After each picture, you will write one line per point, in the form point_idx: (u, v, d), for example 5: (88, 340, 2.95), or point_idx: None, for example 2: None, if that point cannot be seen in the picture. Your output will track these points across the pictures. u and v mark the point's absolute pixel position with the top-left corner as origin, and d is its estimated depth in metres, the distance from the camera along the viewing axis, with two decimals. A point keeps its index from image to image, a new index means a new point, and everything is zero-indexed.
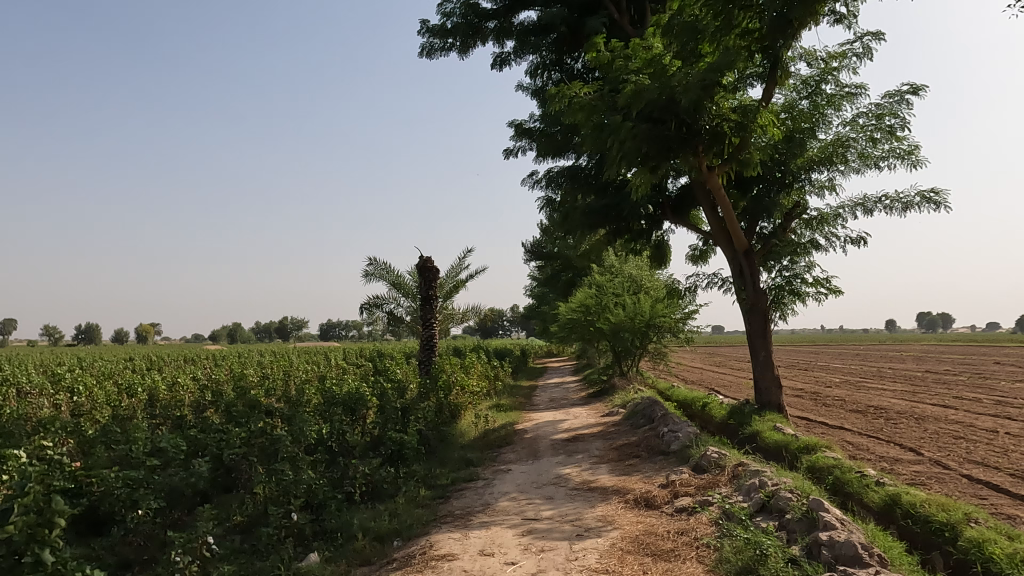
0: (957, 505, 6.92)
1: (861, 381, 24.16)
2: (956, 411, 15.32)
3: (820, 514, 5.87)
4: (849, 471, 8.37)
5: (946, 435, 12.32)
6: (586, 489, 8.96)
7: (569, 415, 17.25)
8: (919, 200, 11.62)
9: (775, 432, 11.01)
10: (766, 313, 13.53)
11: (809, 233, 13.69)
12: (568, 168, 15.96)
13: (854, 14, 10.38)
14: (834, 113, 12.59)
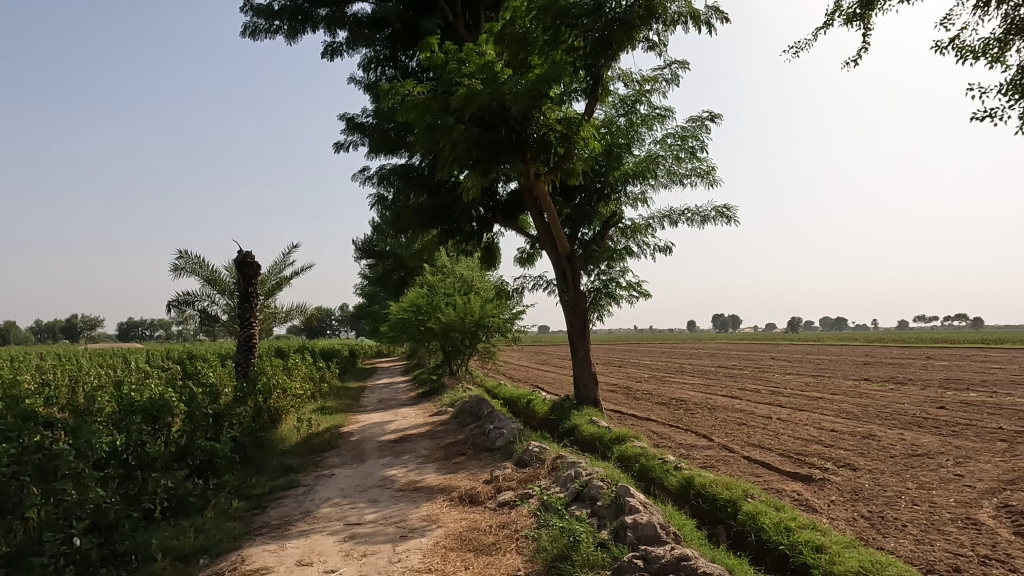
0: (738, 483, 7.89)
1: (666, 376, 26.69)
2: (740, 401, 17.52)
3: (626, 499, 6.38)
4: (652, 458, 9.22)
5: (732, 422, 14.02)
6: (411, 489, 8.93)
7: (397, 416, 17.06)
8: (715, 215, 13.09)
9: (591, 425, 11.79)
10: (585, 314, 14.46)
11: (624, 241, 14.83)
12: (400, 166, 15.77)
13: (664, 43, 11.42)
14: (647, 131, 13.78)
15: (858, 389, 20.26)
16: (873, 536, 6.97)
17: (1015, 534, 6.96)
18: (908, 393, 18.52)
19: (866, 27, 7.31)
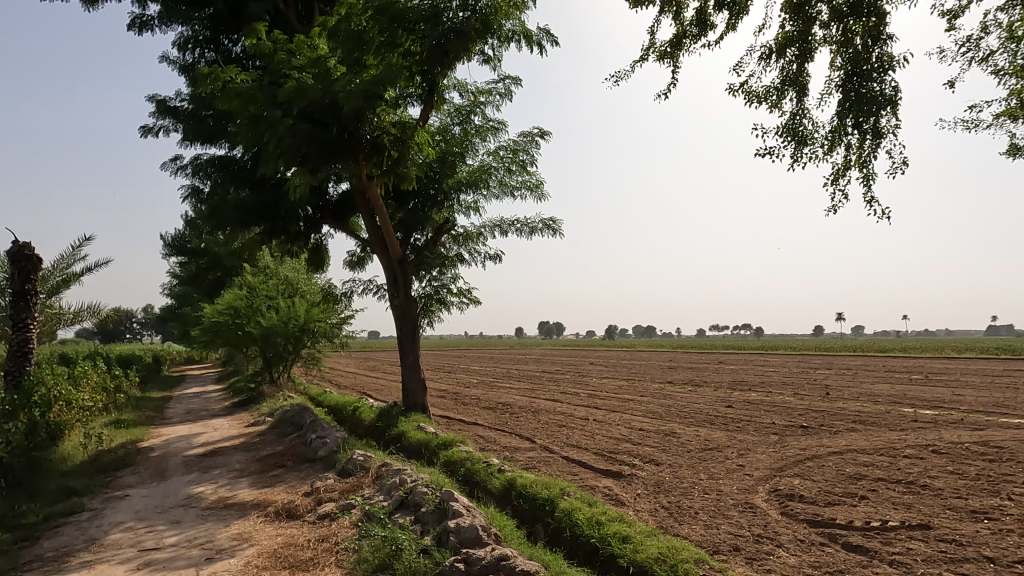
0: (556, 482, 8.32)
1: (494, 381, 27.41)
2: (561, 404, 18.50)
3: (450, 504, 6.45)
4: (477, 462, 9.40)
5: (553, 424, 14.75)
6: (221, 507, 8.26)
7: (207, 428, 15.70)
8: (542, 227, 13.72)
9: (418, 431, 11.75)
10: (415, 320, 14.42)
11: (456, 248, 15.02)
12: (218, 158, 14.60)
13: (499, 58, 11.80)
14: (480, 142, 14.11)
15: (663, 391, 22.34)
16: (671, 523, 7.71)
17: (782, 514, 8.09)
18: (703, 394, 20.80)
19: (674, 65, 8.15)
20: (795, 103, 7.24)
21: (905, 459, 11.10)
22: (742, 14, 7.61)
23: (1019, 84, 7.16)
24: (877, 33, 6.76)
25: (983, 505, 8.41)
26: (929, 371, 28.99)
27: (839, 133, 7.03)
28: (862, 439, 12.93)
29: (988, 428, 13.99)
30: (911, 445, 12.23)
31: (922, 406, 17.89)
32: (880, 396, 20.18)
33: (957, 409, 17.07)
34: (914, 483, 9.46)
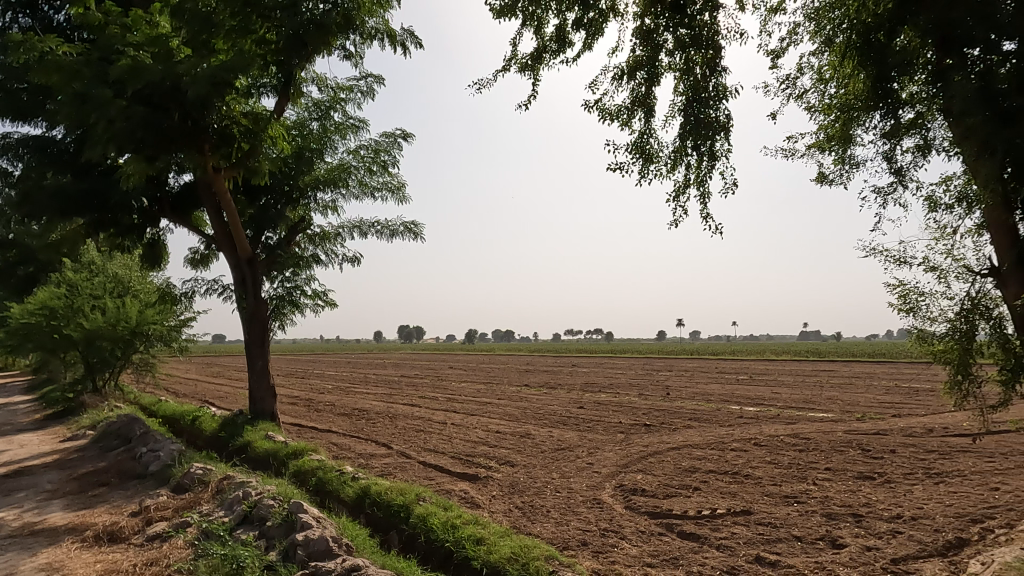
0: (411, 488, 8.24)
1: (350, 386, 26.61)
2: (419, 409, 18.36)
3: (298, 516, 6.16)
4: (330, 471, 9.06)
5: (411, 429, 14.60)
6: (27, 534, 7.26)
7: (12, 445, 13.76)
8: (402, 229, 13.55)
9: (265, 440, 11.12)
10: (265, 322, 13.68)
11: (311, 249, 14.42)
12: (33, 138, 12.92)
13: (360, 55, 11.53)
14: (340, 140, 13.68)
15: (519, 393, 22.91)
16: (524, 523, 7.92)
17: (625, 508, 8.60)
18: (557, 396, 21.61)
19: (534, 78, 8.46)
20: (643, 123, 7.82)
21: (731, 451, 12.27)
22: (597, 35, 8.06)
23: (826, 120, 8.24)
24: (714, 65, 7.45)
25: (793, 489, 9.51)
26: (752, 371, 32.33)
27: (680, 154, 7.72)
28: (697, 435, 14.11)
29: (798, 422, 15.86)
30: (737, 438, 13.55)
31: (747, 403, 19.89)
32: (712, 395, 22.14)
33: (775, 405, 19.17)
34: (738, 474, 10.49)
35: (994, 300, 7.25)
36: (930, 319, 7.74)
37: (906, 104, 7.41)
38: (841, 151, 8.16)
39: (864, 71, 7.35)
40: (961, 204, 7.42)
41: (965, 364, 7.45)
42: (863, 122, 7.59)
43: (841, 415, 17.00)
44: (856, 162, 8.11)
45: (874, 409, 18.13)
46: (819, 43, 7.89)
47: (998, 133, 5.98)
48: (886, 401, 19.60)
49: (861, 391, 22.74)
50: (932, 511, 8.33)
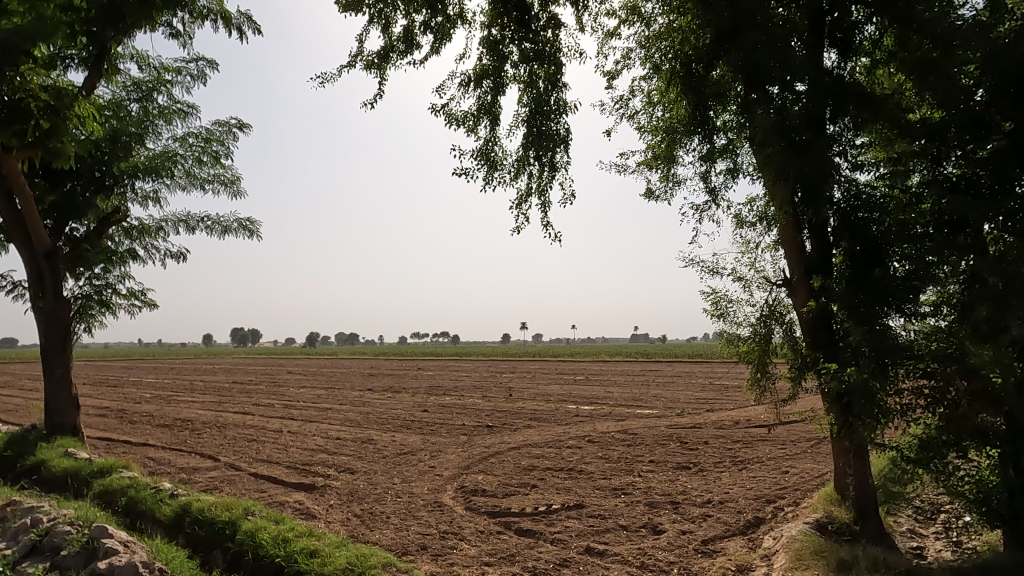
0: (239, 503, 7.72)
1: (172, 394, 24.29)
2: (252, 417, 17.23)
3: (101, 542, 5.53)
4: (144, 489, 8.22)
5: (242, 439, 13.67)
6: None
7: None
8: (236, 226, 12.65)
9: (64, 458, 9.82)
10: (67, 325, 12.18)
11: (128, 243, 13.01)
12: None
13: (190, 34, 10.64)
14: (165, 125, 12.50)
15: (362, 398, 22.35)
16: (363, 531, 7.74)
17: (466, 509, 8.70)
18: (401, 400, 21.36)
19: (381, 77, 8.37)
20: (488, 130, 8.04)
21: (567, 449, 12.91)
22: (445, 40, 8.14)
23: (653, 140, 8.99)
24: (555, 79, 7.89)
25: (621, 482, 10.20)
26: (588, 372, 34.26)
27: (522, 163, 8.05)
28: (536, 434, 14.67)
29: (627, 418, 17.07)
30: (573, 436, 14.28)
31: (582, 402, 21.02)
32: (551, 395, 23.15)
33: (607, 404, 20.46)
34: (572, 469, 11.05)
35: (786, 307, 8.31)
36: (736, 323, 8.71)
37: (720, 131, 8.30)
38: (665, 168, 8.93)
39: (686, 99, 8.12)
40: (762, 223, 8.44)
41: (763, 364, 8.46)
42: (685, 144, 8.42)
43: (664, 411, 18.56)
44: (679, 180, 8.94)
45: (691, 404, 20.01)
46: (649, 69, 8.62)
47: (791, 161, 6.87)
48: (702, 397, 21.70)
49: (681, 388, 25.02)
50: (735, 495, 9.36)
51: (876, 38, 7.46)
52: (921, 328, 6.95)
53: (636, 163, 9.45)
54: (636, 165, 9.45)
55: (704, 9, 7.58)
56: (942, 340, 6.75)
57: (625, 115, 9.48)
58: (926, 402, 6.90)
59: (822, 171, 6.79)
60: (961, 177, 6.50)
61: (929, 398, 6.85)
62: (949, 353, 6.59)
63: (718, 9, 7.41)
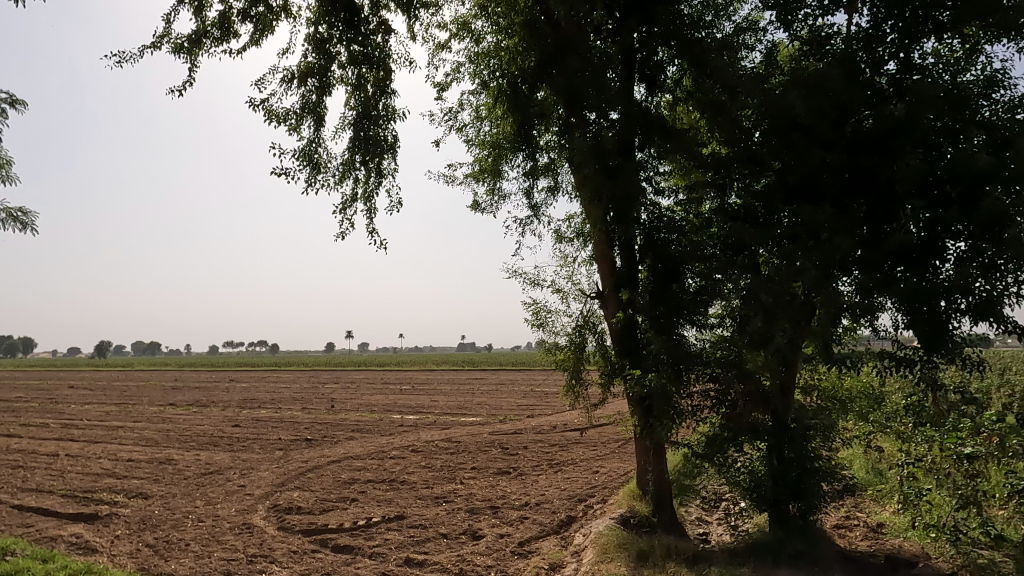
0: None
1: None
2: (20, 440, 14.79)
3: None
4: None
5: (3, 466, 11.66)
6: None
7: None
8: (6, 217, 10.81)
9: None
10: None
11: None
12: None
13: None
14: None
15: (161, 414, 20.16)
16: (156, 563, 6.98)
17: (278, 530, 8.20)
18: (208, 415, 19.59)
19: (192, 62, 7.71)
20: (312, 130, 7.73)
21: (390, 459, 12.70)
22: (266, 32, 7.70)
23: (480, 154, 9.19)
24: (384, 86, 7.92)
25: (443, 490, 10.26)
26: (415, 381, 34.08)
27: (347, 168, 7.84)
28: (358, 446, 14.26)
29: (452, 426, 17.23)
30: (397, 446, 14.09)
31: (407, 412, 20.83)
32: (376, 406, 22.64)
33: (432, 413, 20.51)
34: (394, 480, 10.90)
35: (599, 318, 8.93)
36: (554, 332, 9.18)
37: (542, 150, 8.66)
38: (491, 182, 9.16)
39: (512, 116, 8.36)
40: (578, 239, 9.00)
41: (577, 371, 9.00)
42: (510, 160, 8.68)
43: (487, 418, 19.02)
44: (504, 194, 9.23)
45: (513, 411, 20.73)
46: (477, 85, 8.77)
47: (604, 183, 7.45)
48: (523, 404, 22.58)
49: (505, 396, 25.81)
50: (551, 496, 9.83)
51: (676, 79, 8.33)
52: (710, 338, 7.81)
53: (464, 175, 9.57)
54: (464, 177, 9.61)
55: (530, 34, 7.99)
56: (725, 347, 7.66)
57: (453, 127, 9.62)
58: (712, 403, 7.78)
59: (630, 195, 7.50)
60: (742, 207, 7.51)
61: (714, 400, 7.69)
62: (730, 358, 7.55)
63: (544, 35, 7.97)
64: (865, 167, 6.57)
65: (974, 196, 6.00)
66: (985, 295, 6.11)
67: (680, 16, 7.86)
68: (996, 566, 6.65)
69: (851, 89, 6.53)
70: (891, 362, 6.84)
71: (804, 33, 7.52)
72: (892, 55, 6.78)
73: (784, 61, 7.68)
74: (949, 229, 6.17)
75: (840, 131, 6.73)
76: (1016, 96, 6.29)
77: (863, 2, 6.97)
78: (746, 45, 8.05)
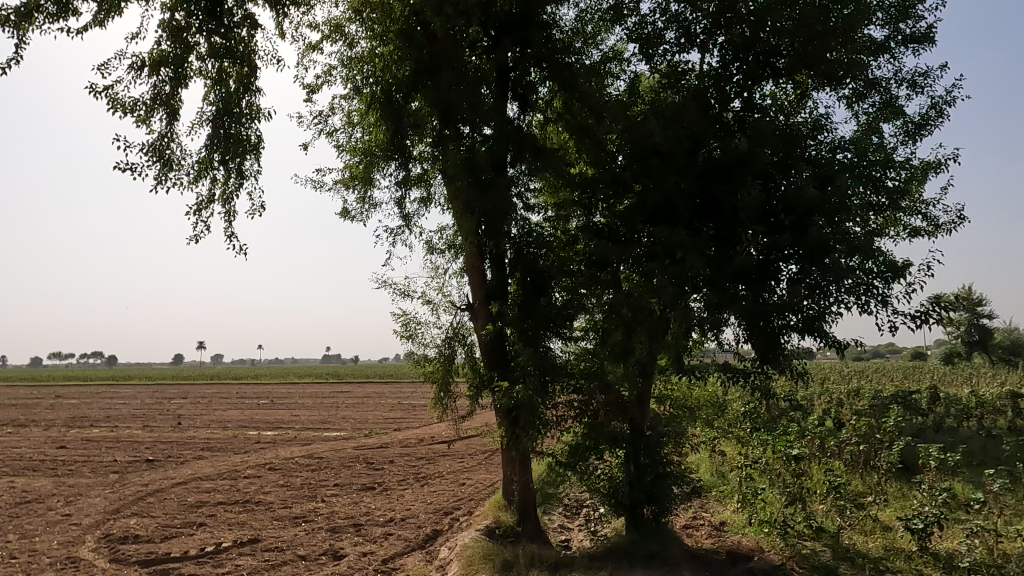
0: None
1: None
2: None
3: None
4: None
5: None
6: None
7: None
8: None
9: None
10: None
11: None
12: None
13: None
14: None
15: None
16: None
17: (110, 562, 7.38)
18: (26, 435, 17.27)
19: (19, 38, 6.85)
20: (165, 124, 7.13)
21: (244, 479, 11.89)
22: (113, 13, 7.03)
23: (351, 160, 8.95)
24: (248, 83, 7.53)
25: (302, 509, 9.76)
26: (274, 395, 32.29)
27: (205, 167, 7.33)
28: (208, 466, 13.22)
29: (313, 442, 16.50)
30: (252, 465, 13.23)
31: (265, 428, 19.64)
32: (229, 422, 21.12)
33: (293, 428, 19.51)
34: (248, 501, 10.21)
35: (468, 330, 8.98)
36: (424, 344, 9.10)
37: (416, 160, 8.57)
38: (362, 190, 8.95)
39: (385, 124, 8.18)
40: (450, 251, 9.02)
41: (445, 383, 8.97)
42: (382, 168, 8.51)
43: (352, 432, 18.43)
44: (375, 203, 9.05)
45: (379, 424, 20.24)
46: (350, 89, 8.53)
47: (477, 197, 7.54)
48: (390, 417, 22.13)
49: (371, 409, 25.14)
50: (416, 511, 9.68)
51: (547, 99, 8.57)
52: (574, 350, 8.11)
53: (334, 181, 9.30)
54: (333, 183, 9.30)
55: (405, 43, 7.95)
56: (589, 359, 8.06)
57: (324, 131, 9.33)
58: (575, 413, 8.03)
59: (502, 209, 7.65)
60: (606, 226, 7.90)
61: (577, 410, 7.98)
62: (592, 370, 7.93)
63: (419, 45, 7.97)
64: (714, 194, 7.18)
65: (803, 225, 6.71)
66: (811, 313, 6.86)
67: (552, 41, 8.19)
68: (816, 555, 7.47)
69: (702, 122, 7.13)
70: (733, 374, 7.48)
71: (662, 67, 8.10)
72: (737, 94, 7.49)
73: (645, 91, 8.22)
74: (782, 253, 6.87)
75: (693, 159, 7.31)
76: (836, 138, 7.17)
77: (713, 43, 7.63)
78: (612, 73, 8.53)
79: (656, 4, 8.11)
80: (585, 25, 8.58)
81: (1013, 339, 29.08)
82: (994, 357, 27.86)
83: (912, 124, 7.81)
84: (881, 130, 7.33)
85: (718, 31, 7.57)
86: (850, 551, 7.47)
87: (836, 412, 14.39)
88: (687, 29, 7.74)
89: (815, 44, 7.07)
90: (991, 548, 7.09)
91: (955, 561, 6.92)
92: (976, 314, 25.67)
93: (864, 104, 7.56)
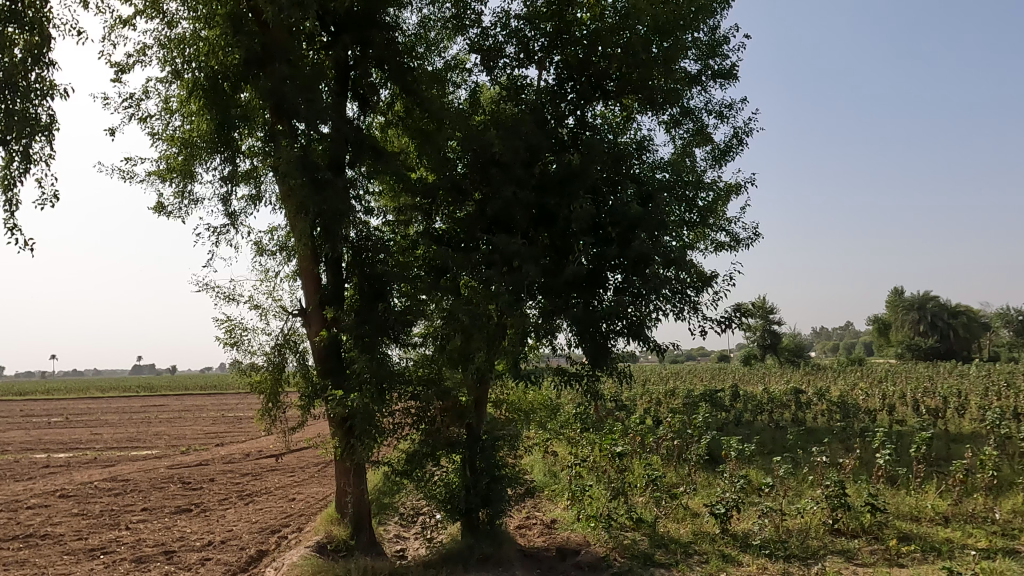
0: None
1: None
2: None
3: None
4: None
5: None
6: None
7: None
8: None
9: None
10: None
11: None
12: None
13: None
14: None
15: None
16: None
17: None
18: None
19: None
20: None
21: (26, 511, 10.24)
22: None
23: (168, 151, 8.13)
24: (38, 53, 6.55)
25: (100, 540, 8.63)
26: (69, 411, 28.40)
27: None
28: None
29: (118, 463, 14.72)
30: (37, 493, 11.47)
31: (56, 450, 17.14)
32: (10, 444, 18.16)
33: (92, 448, 17.26)
34: (31, 536, 8.83)
35: (300, 337, 8.52)
36: (250, 352, 8.49)
37: (244, 155, 8.02)
38: (180, 184, 8.14)
39: (209, 113, 7.51)
40: (281, 253, 8.50)
41: (275, 394, 8.41)
42: (204, 160, 7.82)
43: (166, 450, 16.74)
44: (194, 198, 8.30)
45: (198, 440, 18.58)
46: (168, 72, 7.74)
47: (312, 197, 7.19)
48: (211, 432, 20.42)
49: (189, 423, 23.06)
50: (239, 531, 9.00)
51: (388, 102, 8.45)
52: (413, 357, 8.01)
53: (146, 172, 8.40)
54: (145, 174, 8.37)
55: (233, 28, 7.40)
56: (427, 366, 7.94)
57: (136, 115, 8.38)
58: (412, 420, 7.93)
59: (338, 211, 7.38)
60: (445, 232, 7.98)
61: (414, 416, 7.89)
62: (431, 377, 7.87)
63: (250, 33, 7.50)
64: (548, 206, 7.48)
65: (627, 238, 7.20)
66: (635, 318, 7.36)
67: (394, 43, 8.10)
68: (636, 544, 8.08)
69: (538, 136, 7.44)
70: (565, 376, 7.81)
71: (502, 79, 8.32)
72: (571, 112, 7.90)
73: (486, 102, 8.37)
74: (609, 262, 7.31)
75: (530, 171, 7.55)
76: (657, 159, 7.79)
77: (550, 61, 7.99)
78: (453, 81, 8.60)
79: (497, 18, 8.34)
80: (428, 31, 8.55)
81: (796, 343, 33.75)
82: (782, 357, 32.06)
83: (718, 150, 8.73)
84: (693, 154, 8.10)
85: (554, 50, 7.96)
86: (665, 538, 8.17)
87: (655, 411, 15.66)
88: (526, 45, 8.04)
89: (640, 71, 7.68)
90: (776, 525, 8.11)
91: (749, 539, 7.85)
92: (769, 320, 29.39)
93: (679, 129, 8.31)
